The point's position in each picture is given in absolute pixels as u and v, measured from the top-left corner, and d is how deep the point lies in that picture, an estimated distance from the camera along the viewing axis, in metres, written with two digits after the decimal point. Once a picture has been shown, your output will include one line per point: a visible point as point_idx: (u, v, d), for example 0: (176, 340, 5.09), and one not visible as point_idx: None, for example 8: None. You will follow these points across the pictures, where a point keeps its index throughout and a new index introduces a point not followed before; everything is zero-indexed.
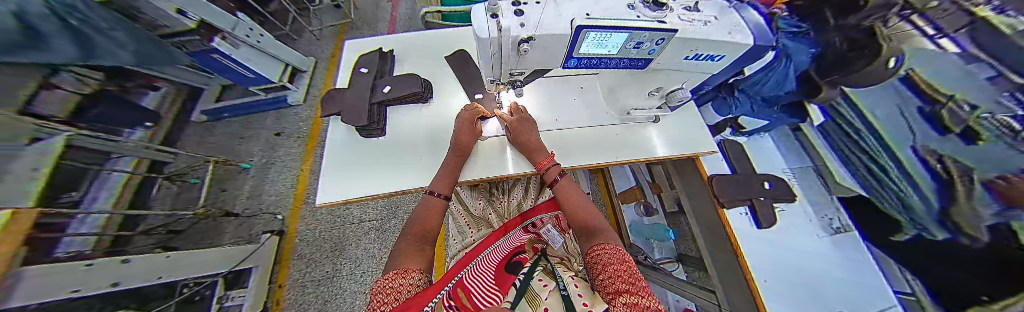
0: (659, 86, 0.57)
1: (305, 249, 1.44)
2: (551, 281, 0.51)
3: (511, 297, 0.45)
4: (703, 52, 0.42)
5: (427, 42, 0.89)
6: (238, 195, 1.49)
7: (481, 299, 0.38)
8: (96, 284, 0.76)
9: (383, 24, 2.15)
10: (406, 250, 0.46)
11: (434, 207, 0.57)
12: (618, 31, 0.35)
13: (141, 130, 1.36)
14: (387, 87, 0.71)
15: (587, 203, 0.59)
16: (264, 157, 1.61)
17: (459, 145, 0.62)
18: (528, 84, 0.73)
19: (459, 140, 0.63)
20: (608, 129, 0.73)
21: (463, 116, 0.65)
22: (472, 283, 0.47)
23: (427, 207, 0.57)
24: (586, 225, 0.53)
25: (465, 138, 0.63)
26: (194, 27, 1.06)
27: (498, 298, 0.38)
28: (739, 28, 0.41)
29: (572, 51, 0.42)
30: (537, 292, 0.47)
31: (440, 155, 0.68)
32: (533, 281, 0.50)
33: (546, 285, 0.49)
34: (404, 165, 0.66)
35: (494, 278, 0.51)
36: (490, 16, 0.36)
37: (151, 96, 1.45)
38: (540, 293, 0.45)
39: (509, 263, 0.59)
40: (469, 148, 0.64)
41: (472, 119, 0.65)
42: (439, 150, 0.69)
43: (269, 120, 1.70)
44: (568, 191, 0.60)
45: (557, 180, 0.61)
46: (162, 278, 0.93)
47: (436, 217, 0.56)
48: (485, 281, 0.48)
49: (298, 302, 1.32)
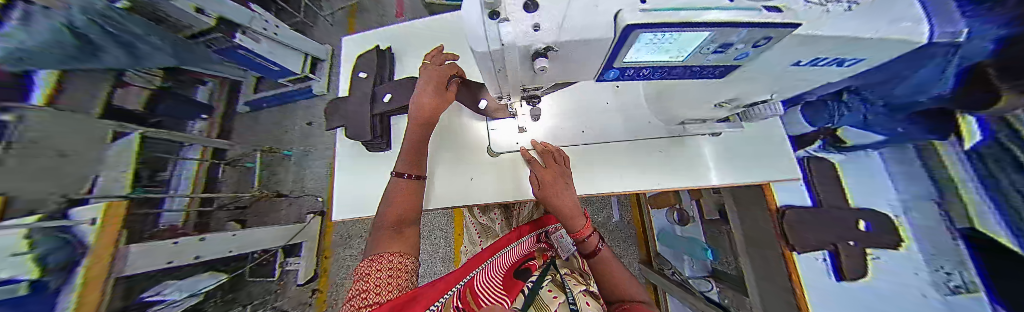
0: (735, 97, 0.41)
1: (345, 229, 1.59)
2: (561, 294, 0.47)
3: (518, 302, 0.42)
4: (833, 55, 0.27)
5: (427, 33, 0.77)
6: (284, 180, 1.63)
7: (488, 300, 0.38)
8: (184, 256, 0.99)
9: (392, 1, 1.99)
10: (384, 238, 0.47)
11: (404, 188, 0.55)
12: (699, 26, 0.22)
13: (200, 122, 1.56)
14: (388, 95, 0.64)
15: (611, 252, 0.52)
16: (300, 145, 1.71)
17: (419, 111, 0.54)
18: (554, 89, 0.58)
19: (419, 111, 0.54)
20: (651, 143, 0.62)
21: (425, 75, 0.54)
22: (480, 285, 0.45)
23: (400, 190, 0.54)
24: (607, 276, 0.49)
25: (427, 107, 0.54)
26: (212, 24, 1.12)
27: (505, 301, 0.38)
28: (906, 13, 0.24)
29: (613, 61, 0.31)
30: (546, 302, 0.44)
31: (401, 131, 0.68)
32: (543, 291, 0.47)
33: (557, 297, 0.45)
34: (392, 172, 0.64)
35: (503, 282, 0.50)
36: (490, 17, 0.24)
37: (202, 90, 1.58)
38: (549, 303, 0.43)
39: (517, 270, 0.59)
40: (433, 117, 0.56)
41: (434, 76, 0.53)
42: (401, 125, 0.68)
43: (301, 110, 1.78)
44: (607, 264, 0.50)
45: (594, 253, 0.50)
46: (232, 251, 1.15)
47: (411, 198, 0.55)
48: (494, 284, 0.47)
49: (342, 271, 1.51)
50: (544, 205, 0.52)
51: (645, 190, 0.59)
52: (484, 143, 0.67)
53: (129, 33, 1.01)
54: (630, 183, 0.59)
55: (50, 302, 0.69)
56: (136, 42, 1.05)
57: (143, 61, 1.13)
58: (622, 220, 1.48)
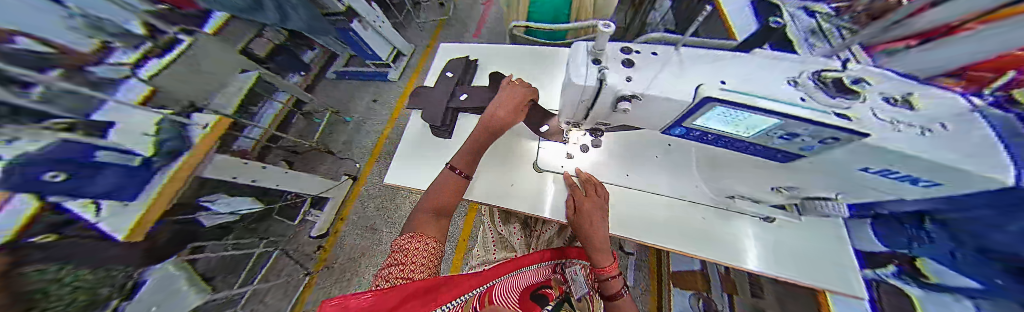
0: (793, 186, 0.43)
1: (368, 199, 1.78)
2: None
3: None
4: (904, 171, 0.28)
5: (507, 57, 0.92)
6: (338, 139, 1.96)
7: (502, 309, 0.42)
8: (246, 177, 1.23)
9: (473, 24, 2.38)
10: (423, 221, 0.59)
11: (452, 183, 0.64)
12: (761, 114, 0.29)
13: (298, 76, 1.96)
14: (464, 95, 0.77)
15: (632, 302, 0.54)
16: (360, 115, 2.05)
17: (491, 120, 0.62)
18: (606, 132, 0.68)
19: (491, 119, 0.63)
20: (694, 207, 0.62)
21: (505, 92, 0.64)
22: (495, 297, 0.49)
23: (447, 184, 0.63)
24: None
25: (502, 116, 0.62)
26: (342, 10, 1.49)
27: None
28: (999, 156, 0.25)
29: (684, 120, 0.37)
30: None
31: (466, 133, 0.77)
32: None
33: None
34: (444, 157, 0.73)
35: (518, 301, 0.52)
36: (592, 61, 0.36)
37: (309, 53, 2.02)
38: None
39: (533, 293, 0.59)
40: (500, 128, 0.64)
41: (513, 96, 0.63)
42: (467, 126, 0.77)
43: (372, 88, 2.15)
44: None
45: (615, 297, 0.53)
46: (277, 186, 1.38)
47: (454, 192, 0.63)
48: (508, 299, 0.50)
49: (350, 235, 1.68)
50: (576, 230, 0.57)
51: (685, 254, 0.57)
52: (532, 159, 0.72)
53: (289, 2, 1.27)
54: (669, 239, 0.58)
55: (149, 173, 0.90)
56: (288, 9, 1.30)
57: (287, 22, 1.36)
58: (639, 292, 1.28)
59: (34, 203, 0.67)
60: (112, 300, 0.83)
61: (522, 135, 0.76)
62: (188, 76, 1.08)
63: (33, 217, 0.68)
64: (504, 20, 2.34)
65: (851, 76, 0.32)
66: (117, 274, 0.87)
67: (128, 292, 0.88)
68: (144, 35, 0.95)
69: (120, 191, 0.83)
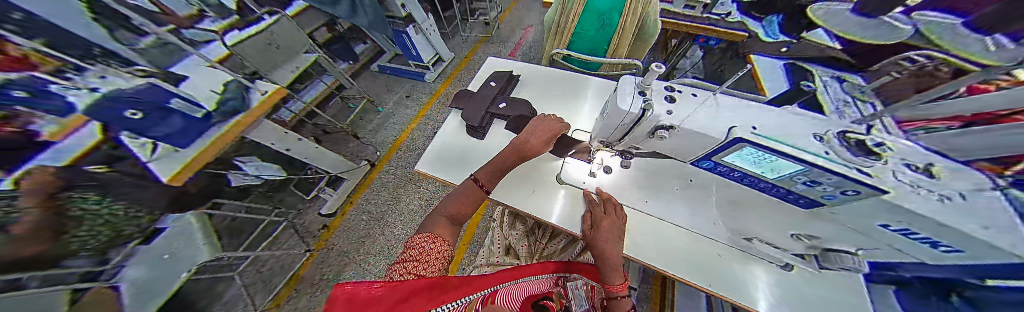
0: (811, 233, 0.45)
1: (380, 187, 1.84)
2: None
3: None
4: (923, 233, 0.30)
5: (542, 76, 1.04)
6: (366, 125, 2.12)
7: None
8: (282, 145, 1.32)
9: (511, 45, 2.60)
10: (439, 225, 0.65)
11: (472, 195, 0.69)
12: (786, 158, 0.33)
13: (347, 64, 2.28)
14: (503, 103, 0.88)
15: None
16: (391, 107, 2.22)
17: (526, 147, 0.69)
18: (636, 158, 0.73)
19: (527, 146, 0.69)
20: (709, 243, 0.64)
21: (545, 122, 0.72)
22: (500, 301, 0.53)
23: (466, 193, 0.68)
24: None
25: (534, 146, 0.69)
26: (402, 16, 1.79)
27: None
28: None
29: (712, 154, 0.42)
30: None
31: (498, 147, 0.82)
32: None
33: None
34: (470, 156, 0.81)
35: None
36: (638, 93, 0.42)
37: (361, 47, 2.38)
38: None
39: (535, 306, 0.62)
40: (534, 154, 0.70)
41: (551, 128, 0.71)
42: (500, 138, 0.84)
43: (407, 86, 2.36)
44: None
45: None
46: (306, 159, 1.46)
47: (472, 202, 0.69)
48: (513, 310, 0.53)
49: (355, 218, 1.73)
50: (590, 245, 0.59)
51: (694, 285, 0.59)
52: (555, 174, 0.76)
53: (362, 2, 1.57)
54: (677, 268, 0.60)
55: (202, 127, 1.00)
56: (360, 6, 1.57)
57: (354, 19, 1.60)
58: None
59: (102, 135, 0.79)
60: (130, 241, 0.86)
61: (544, 159, 0.80)
62: (262, 50, 1.32)
63: (92, 149, 0.78)
64: (540, 45, 2.55)
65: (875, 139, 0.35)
66: (144, 216, 0.90)
67: (149, 235, 0.91)
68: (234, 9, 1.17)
69: (177, 136, 0.92)
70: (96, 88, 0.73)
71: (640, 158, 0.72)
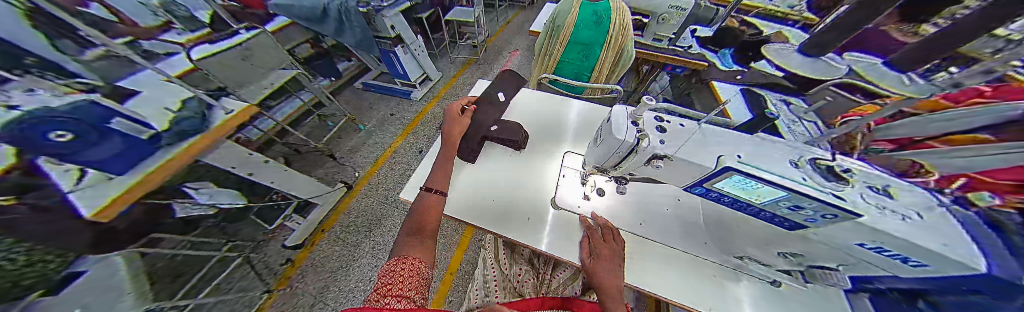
0: (795, 252, 0.48)
1: (355, 213, 1.71)
2: None
3: None
4: (895, 251, 0.33)
5: (538, 99, 1.08)
6: (345, 145, 2.01)
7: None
8: (245, 169, 1.17)
9: (499, 65, 2.72)
10: (413, 245, 0.57)
11: (432, 202, 0.67)
12: (766, 184, 0.35)
13: (329, 80, 2.21)
14: (495, 126, 0.89)
15: None
16: (374, 126, 2.15)
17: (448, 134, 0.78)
18: (630, 183, 0.75)
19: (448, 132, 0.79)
20: (706, 266, 0.63)
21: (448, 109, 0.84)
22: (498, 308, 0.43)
23: (426, 202, 0.66)
24: None
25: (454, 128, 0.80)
26: (391, 36, 1.84)
27: None
28: (965, 247, 0.30)
29: (704, 182, 0.44)
30: None
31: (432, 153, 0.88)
32: None
33: None
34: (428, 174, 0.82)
35: None
36: (630, 122, 0.45)
37: (345, 64, 2.35)
38: None
39: None
40: (459, 135, 0.81)
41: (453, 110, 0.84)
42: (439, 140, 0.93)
43: (393, 103, 2.32)
44: None
45: None
46: (273, 183, 1.33)
47: (435, 210, 0.66)
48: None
49: (325, 249, 1.57)
50: (590, 280, 0.55)
51: (692, 308, 0.56)
52: (549, 197, 0.75)
53: (350, 23, 1.69)
54: (675, 289, 0.59)
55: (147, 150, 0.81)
56: (348, 27, 1.71)
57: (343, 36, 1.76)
58: None
59: (16, 160, 0.55)
60: (29, 293, 0.55)
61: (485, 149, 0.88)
62: (232, 66, 1.24)
63: None
64: (526, 67, 2.69)
65: (841, 165, 0.38)
66: (53, 261, 0.62)
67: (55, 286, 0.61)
68: (206, 22, 1.17)
69: (114, 163, 0.72)
70: (15, 105, 0.54)
71: (635, 182, 0.75)
